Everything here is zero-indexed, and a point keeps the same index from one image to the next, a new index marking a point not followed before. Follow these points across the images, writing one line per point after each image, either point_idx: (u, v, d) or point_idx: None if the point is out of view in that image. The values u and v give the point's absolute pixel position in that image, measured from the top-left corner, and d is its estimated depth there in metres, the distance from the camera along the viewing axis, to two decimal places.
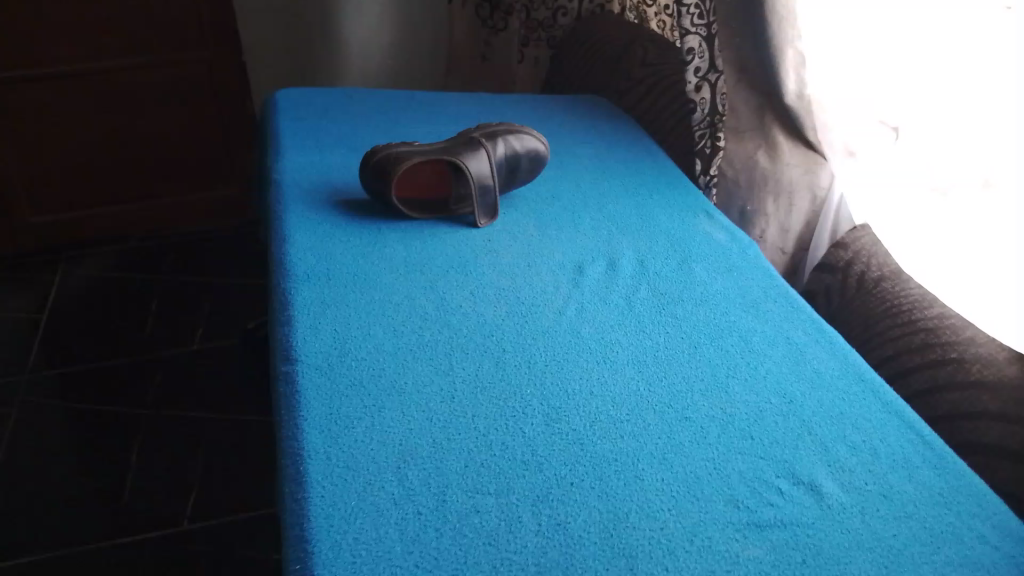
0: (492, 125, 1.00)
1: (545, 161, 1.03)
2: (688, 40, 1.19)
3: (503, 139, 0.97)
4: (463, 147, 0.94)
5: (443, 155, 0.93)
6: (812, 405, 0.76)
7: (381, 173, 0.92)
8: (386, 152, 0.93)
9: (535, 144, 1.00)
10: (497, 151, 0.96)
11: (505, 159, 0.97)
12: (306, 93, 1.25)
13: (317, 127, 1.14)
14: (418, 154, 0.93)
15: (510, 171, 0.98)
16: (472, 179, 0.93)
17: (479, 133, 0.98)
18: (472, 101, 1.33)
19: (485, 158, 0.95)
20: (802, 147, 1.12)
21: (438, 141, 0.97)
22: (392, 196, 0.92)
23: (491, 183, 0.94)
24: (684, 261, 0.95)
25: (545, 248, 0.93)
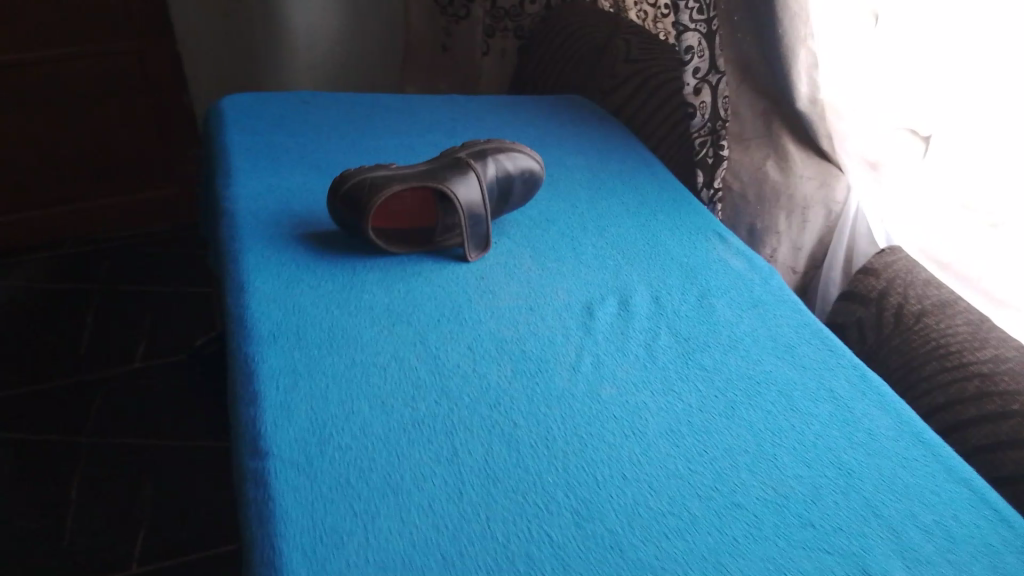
0: (479, 142, 0.87)
1: (540, 181, 0.90)
2: (686, 37, 1.04)
3: (493, 159, 0.84)
4: (449, 171, 0.82)
5: (427, 182, 0.80)
6: (872, 476, 0.65)
7: (355, 204, 0.79)
8: (359, 179, 0.80)
9: (528, 163, 0.88)
10: (487, 173, 0.83)
11: (496, 182, 0.85)
12: (255, 100, 1.10)
13: (272, 140, 0.99)
14: (397, 180, 0.80)
15: (502, 195, 0.86)
16: (461, 208, 0.80)
17: (464, 153, 0.85)
18: (445, 105, 1.19)
19: (475, 183, 0.82)
20: (816, 157, 1.03)
21: (418, 163, 0.84)
22: (368, 230, 0.79)
23: (482, 211, 0.82)
24: (703, 296, 0.83)
25: (548, 286, 0.81)
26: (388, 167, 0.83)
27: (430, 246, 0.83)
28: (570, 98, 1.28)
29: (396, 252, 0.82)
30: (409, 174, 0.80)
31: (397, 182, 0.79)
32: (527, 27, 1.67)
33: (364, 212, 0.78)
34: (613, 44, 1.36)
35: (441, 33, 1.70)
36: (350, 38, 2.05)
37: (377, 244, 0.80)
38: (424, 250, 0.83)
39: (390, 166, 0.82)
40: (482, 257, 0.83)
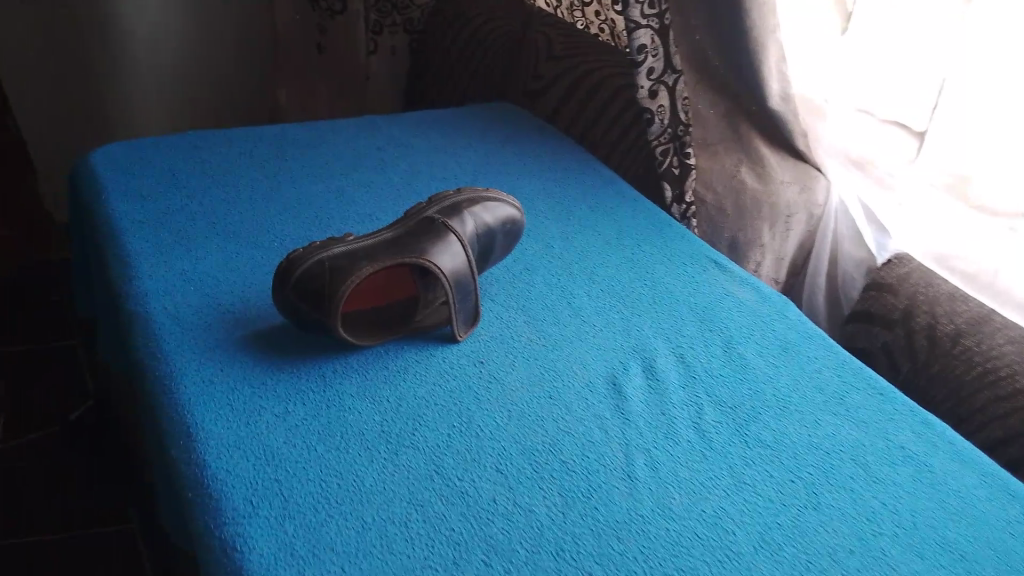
0: (445, 195, 0.72)
1: (520, 229, 0.76)
2: (638, 36, 0.91)
3: (469, 214, 0.70)
4: (425, 238, 0.66)
5: (404, 257, 0.64)
6: (988, 557, 0.56)
7: (317, 296, 0.62)
8: (317, 263, 0.63)
9: (506, 211, 0.74)
10: (466, 231, 0.69)
11: (476, 240, 0.70)
12: (133, 148, 0.89)
13: (170, 204, 0.80)
14: (367, 260, 0.63)
15: (483, 254, 0.71)
16: (448, 283, 0.65)
17: (435, 211, 0.70)
18: (362, 128, 1.02)
19: (459, 249, 0.67)
20: (793, 160, 0.94)
21: (381, 231, 0.68)
22: (337, 324, 0.63)
23: (469, 279, 0.67)
24: (728, 344, 0.72)
25: (560, 360, 0.67)
26: (346, 242, 0.66)
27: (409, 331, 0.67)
28: (498, 106, 1.13)
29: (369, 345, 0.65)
30: (379, 250, 0.64)
31: (368, 262, 0.63)
32: (418, 20, 1.48)
33: (333, 306, 0.62)
34: (528, 38, 1.21)
35: (316, 30, 1.50)
36: (199, 34, 1.68)
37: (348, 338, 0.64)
38: (402, 335, 0.67)
39: (350, 239, 0.66)
40: (474, 335, 0.69)
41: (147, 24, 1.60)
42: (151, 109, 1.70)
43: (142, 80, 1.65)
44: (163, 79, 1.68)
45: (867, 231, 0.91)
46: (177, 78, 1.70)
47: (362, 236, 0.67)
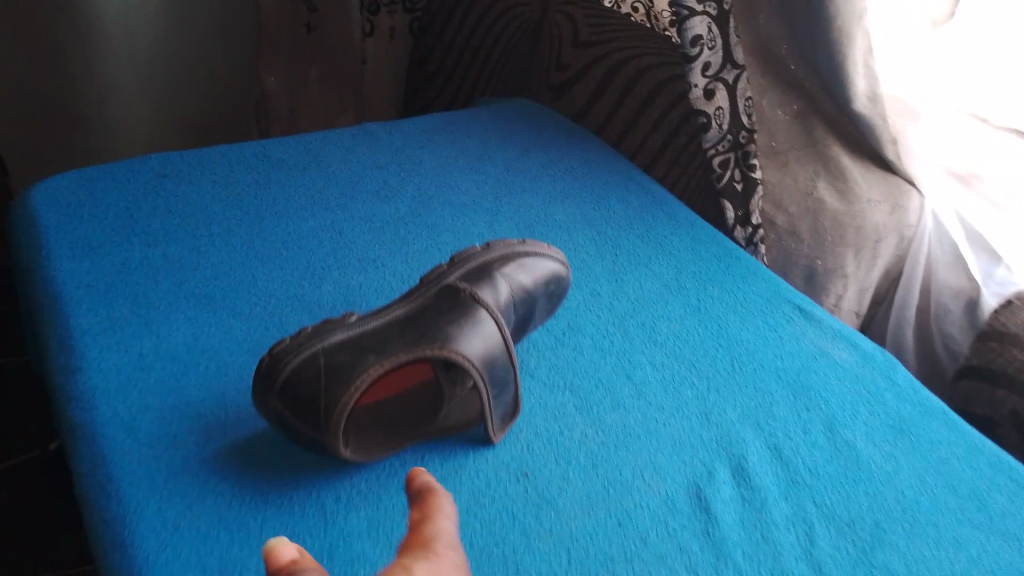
0: (469, 252, 0.57)
1: (565, 285, 0.61)
2: (691, 25, 0.74)
3: (501, 278, 0.55)
4: (449, 317, 0.51)
5: (426, 348, 0.48)
6: None
7: (314, 405, 0.47)
8: (312, 359, 0.48)
9: (546, 266, 0.59)
10: (498, 300, 0.54)
11: (512, 309, 0.55)
12: (81, 180, 0.73)
13: (125, 258, 0.64)
14: (377, 352, 0.48)
15: (519, 325, 0.56)
16: (481, 378, 0.50)
17: (458, 277, 0.55)
18: (360, 139, 0.86)
19: (493, 328, 0.52)
20: (879, 171, 0.79)
21: (391, 307, 0.53)
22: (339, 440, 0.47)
23: (508, 364, 0.52)
24: (831, 428, 0.57)
25: (626, 467, 0.52)
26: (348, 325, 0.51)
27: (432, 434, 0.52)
28: (517, 103, 0.97)
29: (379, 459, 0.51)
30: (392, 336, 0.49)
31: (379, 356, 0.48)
32: None
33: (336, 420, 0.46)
34: (549, 21, 1.05)
35: (304, 7, 1.33)
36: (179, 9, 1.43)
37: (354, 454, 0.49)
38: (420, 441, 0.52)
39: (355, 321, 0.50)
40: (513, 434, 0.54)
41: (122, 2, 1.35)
42: (130, 93, 1.46)
43: (117, 62, 1.41)
44: (141, 63, 1.44)
45: (972, 256, 0.74)
46: (158, 61, 1.46)
47: (368, 315, 0.52)
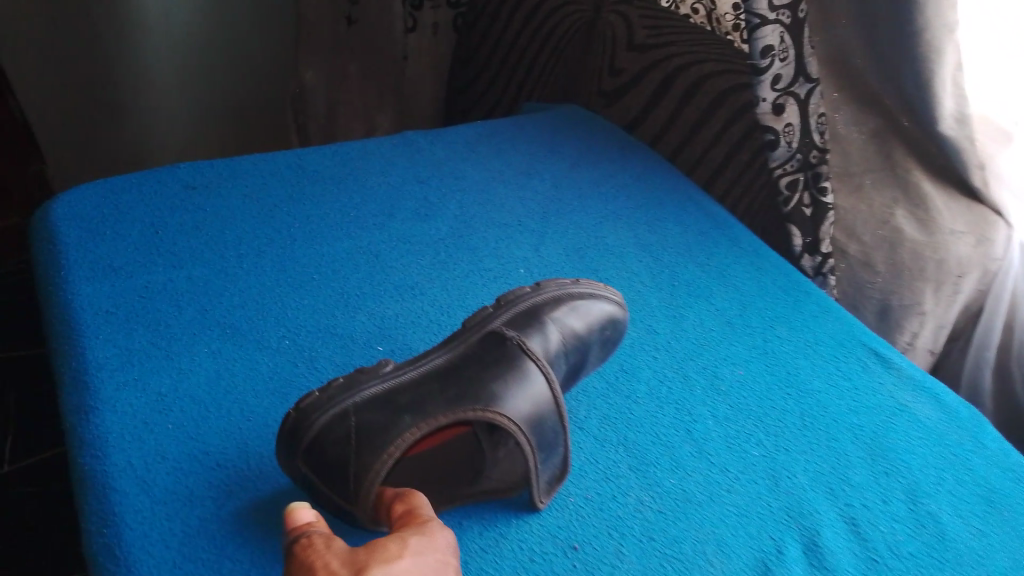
0: (517, 293, 0.52)
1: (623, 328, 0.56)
2: (763, 34, 0.69)
3: (550, 325, 0.50)
4: (494, 372, 0.46)
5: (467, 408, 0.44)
6: None
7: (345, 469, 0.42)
8: (343, 417, 0.44)
9: (600, 310, 0.54)
10: (547, 350, 0.49)
11: (562, 359, 0.50)
12: (106, 193, 0.70)
13: (148, 282, 0.61)
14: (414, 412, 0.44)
15: (570, 376, 0.51)
16: (527, 442, 0.44)
17: (504, 324, 0.50)
18: (400, 148, 0.81)
19: (543, 384, 0.47)
20: (963, 199, 0.73)
21: (430, 356, 0.48)
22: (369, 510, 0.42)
23: (559, 424, 0.47)
24: (912, 497, 0.51)
25: (685, 542, 0.47)
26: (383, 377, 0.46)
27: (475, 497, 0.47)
28: (566, 110, 0.92)
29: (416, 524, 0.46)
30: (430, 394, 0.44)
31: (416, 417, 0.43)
32: None
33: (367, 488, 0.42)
34: (601, 22, 0.99)
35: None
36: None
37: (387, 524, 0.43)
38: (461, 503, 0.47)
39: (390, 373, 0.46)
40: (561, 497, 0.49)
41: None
42: (167, 82, 1.41)
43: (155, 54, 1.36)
44: (180, 56, 1.39)
45: None
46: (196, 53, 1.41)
47: (405, 366, 0.47)
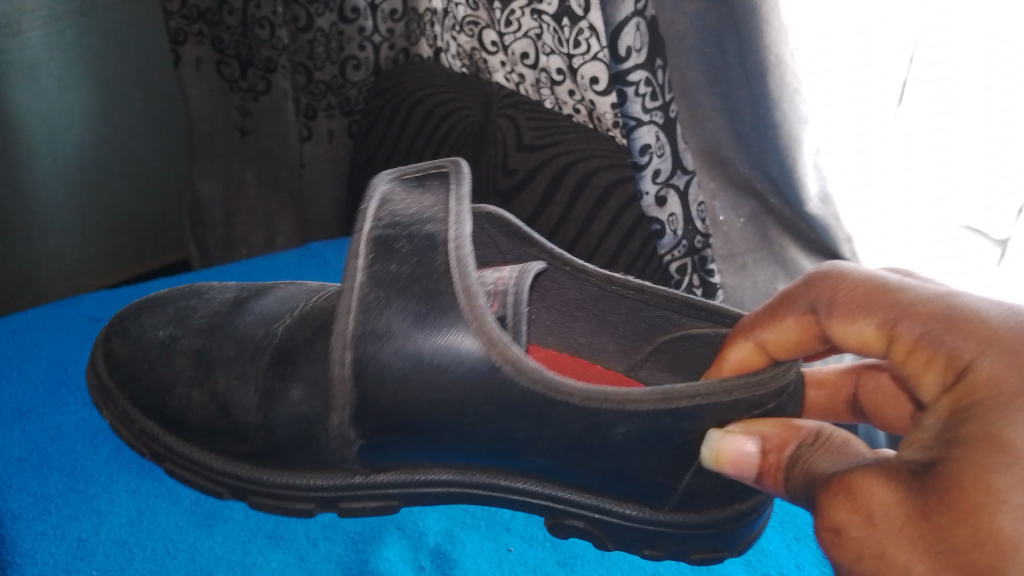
0: (368, 271, 0.47)
1: (394, 180, 0.53)
2: (640, 134, 0.76)
3: (398, 233, 0.49)
4: (281, 370, 0.52)
5: (356, 256, 0.47)
6: None
7: (743, 407, 0.47)
8: (648, 403, 0.46)
9: (409, 198, 0.51)
10: (417, 229, 0.49)
11: (415, 205, 0.51)
12: (11, 333, 0.70)
13: (61, 423, 0.61)
14: (432, 263, 0.48)
15: (422, 185, 0.53)
16: (453, 200, 0.50)
17: (385, 259, 0.48)
18: (305, 262, 0.84)
19: (409, 210, 0.50)
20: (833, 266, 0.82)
21: (333, 477, 0.53)
22: (790, 338, 0.47)
23: (444, 197, 0.51)
24: None
25: None
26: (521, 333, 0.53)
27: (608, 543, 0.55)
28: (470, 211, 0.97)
29: (662, 550, 0.54)
30: (393, 278, 0.48)
31: (412, 268, 0.48)
32: (356, 99, 1.27)
33: (785, 406, 0.48)
34: (491, 124, 1.03)
35: (237, 113, 1.30)
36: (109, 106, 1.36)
37: (747, 500, 0.52)
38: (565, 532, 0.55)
39: (471, 353, 0.47)
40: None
41: (47, 106, 1.27)
42: (59, 208, 1.37)
43: (46, 181, 1.33)
44: (70, 182, 1.36)
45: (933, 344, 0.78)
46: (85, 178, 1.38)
47: (388, 469, 0.53)
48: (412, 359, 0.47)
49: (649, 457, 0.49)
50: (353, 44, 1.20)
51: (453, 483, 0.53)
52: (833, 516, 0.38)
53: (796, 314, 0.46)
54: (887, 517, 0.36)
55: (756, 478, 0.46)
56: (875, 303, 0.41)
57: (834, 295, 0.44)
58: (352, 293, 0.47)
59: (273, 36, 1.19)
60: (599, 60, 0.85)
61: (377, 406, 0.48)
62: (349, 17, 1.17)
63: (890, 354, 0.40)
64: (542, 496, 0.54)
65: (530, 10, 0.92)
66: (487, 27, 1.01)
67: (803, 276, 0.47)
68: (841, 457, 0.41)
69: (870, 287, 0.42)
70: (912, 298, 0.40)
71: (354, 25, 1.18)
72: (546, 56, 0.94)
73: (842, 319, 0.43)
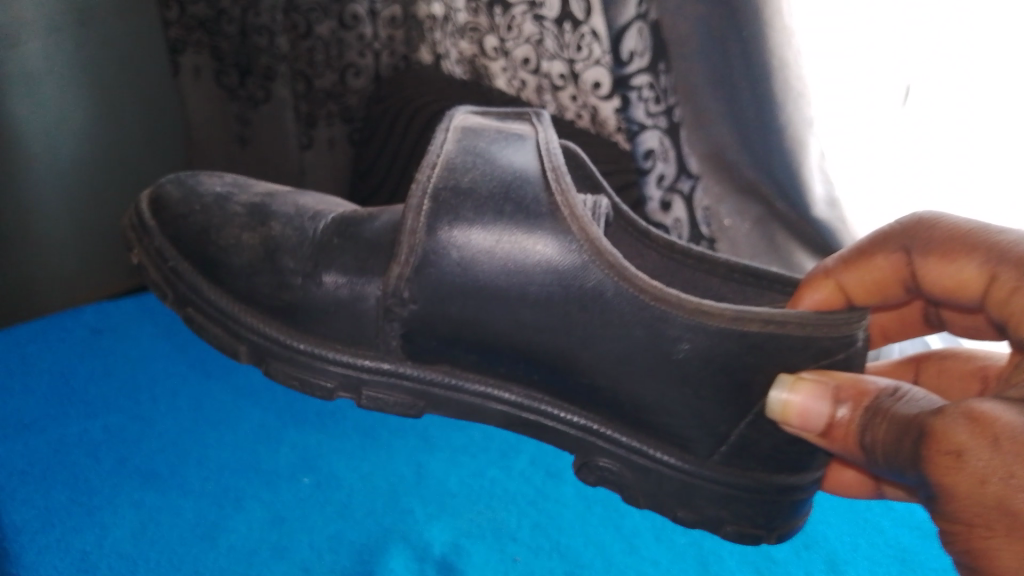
0: (448, 173, 0.52)
1: (481, 114, 0.59)
2: (643, 139, 0.81)
3: (476, 148, 0.54)
4: (327, 250, 0.57)
5: (432, 160, 0.53)
6: None
7: (812, 354, 0.49)
8: (720, 320, 0.49)
9: (496, 128, 0.57)
10: (499, 150, 0.54)
11: (497, 131, 0.56)
12: (11, 344, 0.70)
13: (63, 436, 0.61)
14: (520, 153, 0.54)
15: (512, 121, 0.58)
16: (536, 135, 0.56)
17: (461, 166, 0.53)
18: None
19: (491, 134, 0.56)
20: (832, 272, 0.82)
21: (370, 359, 0.57)
22: (876, 275, 0.56)
23: (532, 131, 0.56)
24: (833, 563, 0.60)
25: None
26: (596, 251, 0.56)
27: (643, 500, 0.57)
28: None
29: (699, 513, 0.56)
30: (479, 152, 0.54)
31: (494, 178, 0.52)
32: (355, 107, 1.27)
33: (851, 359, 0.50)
34: None
35: (235, 122, 1.30)
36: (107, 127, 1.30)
37: (797, 474, 0.55)
38: (597, 481, 0.58)
39: (548, 220, 0.51)
40: (890, 328, 0.64)
41: None
42: None
43: None
44: None
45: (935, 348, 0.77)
46: None
47: (424, 366, 0.57)
48: (486, 220, 0.51)
49: (707, 392, 0.52)
50: (352, 50, 1.21)
51: (513, 406, 0.57)
52: (948, 439, 0.39)
53: (889, 253, 0.54)
54: (1014, 438, 0.36)
55: (822, 435, 0.48)
56: (976, 247, 0.49)
57: (929, 238, 0.52)
58: (428, 189, 0.52)
59: (272, 44, 1.18)
60: (601, 65, 0.85)
61: (431, 326, 0.54)
62: (349, 24, 1.18)
63: (988, 291, 0.48)
64: (585, 428, 0.57)
65: (531, 15, 0.92)
66: (488, 34, 1.01)
67: (892, 221, 0.55)
68: (926, 404, 0.43)
69: (966, 232, 0.50)
70: (1013, 242, 0.47)
71: (353, 32, 1.19)
72: (547, 61, 0.94)
73: (941, 258, 0.51)
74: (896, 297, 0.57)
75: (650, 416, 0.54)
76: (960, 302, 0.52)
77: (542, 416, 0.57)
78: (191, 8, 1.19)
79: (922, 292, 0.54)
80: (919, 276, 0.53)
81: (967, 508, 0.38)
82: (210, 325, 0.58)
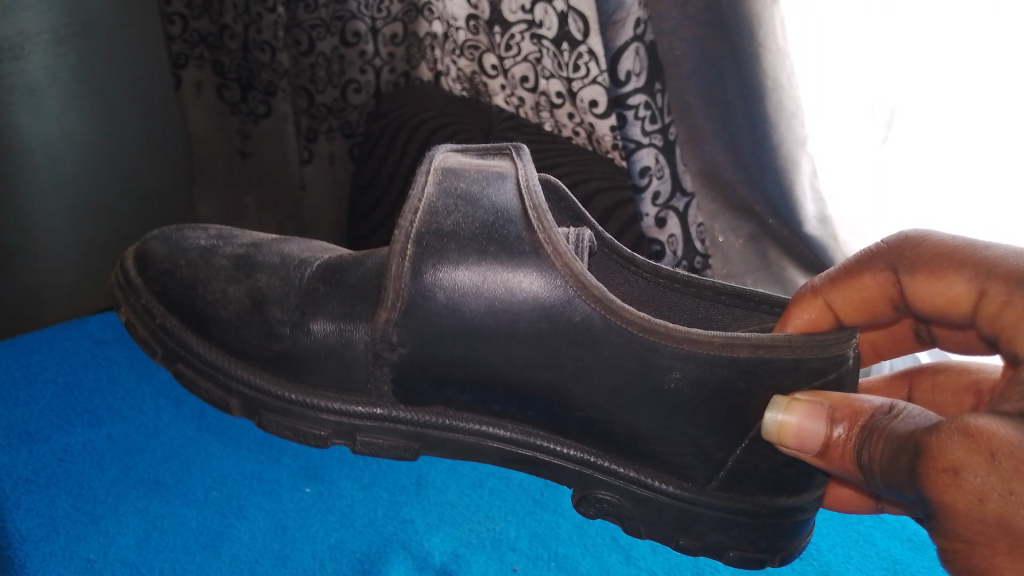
0: (430, 217, 0.51)
1: (454, 149, 0.57)
2: (638, 155, 0.80)
3: (453, 189, 0.52)
4: (314, 296, 0.54)
5: (410, 205, 0.51)
6: None
7: (803, 375, 0.50)
8: (709, 347, 0.49)
9: (474, 166, 0.54)
10: (480, 191, 0.52)
11: (475, 169, 0.54)
12: (15, 355, 0.71)
13: (67, 445, 0.62)
14: (501, 193, 0.52)
15: (488, 155, 0.56)
16: (517, 172, 0.53)
17: (441, 211, 0.51)
18: None
19: (469, 172, 0.53)
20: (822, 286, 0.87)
21: (360, 402, 0.54)
22: (864, 293, 0.56)
23: (510, 168, 0.54)
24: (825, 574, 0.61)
25: None
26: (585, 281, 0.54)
27: (641, 527, 0.56)
28: None
29: (700, 539, 0.55)
30: (460, 194, 0.52)
31: (478, 220, 0.51)
32: (356, 122, 1.28)
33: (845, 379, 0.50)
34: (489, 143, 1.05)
35: (236, 136, 1.32)
36: (111, 141, 1.27)
37: (791, 493, 0.54)
38: (594, 512, 0.56)
39: (533, 258, 0.50)
40: (880, 345, 0.64)
41: None
42: None
43: None
44: None
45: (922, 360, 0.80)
46: None
47: (417, 409, 0.54)
48: (471, 262, 0.50)
49: (701, 418, 0.51)
50: (354, 67, 1.22)
51: (510, 444, 0.55)
52: (947, 455, 0.39)
53: (876, 271, 0.55)
54: (1012, 454, 0.37)
55: (819, 455, 0.48)
56: (964, 262, 0.50)
57: (915, 254, 0.53)
58: (410, 231, 0.50)
59: (274, 60, 1.20)
60: (598, 83, 0.84)
61: (424, 369, 0.51)
62: (350, 41, 1.19)
63: (980, 306, 0.49)
64: (577, 461, 0.55)
65: (529, 34, 0.93)
66: (487, 52, 1.03)
67: (878, 240, 0.55)
68: (920, 420, 0.44)
69: (953, 247, 0.51)
70: (1003, 257, 0.48)
71: (355, 49, 1.20)
72: (545, 80, 0.96)
73: (929, 272, 0.52)
74: (885, 316, 0.57)
75: (645, 443, 0.53)
76: (950, 317, 0.52)
77: (538, 454, 0.55)
78: (193, 24, 1.23)
79: (912, 308, 0.54)
80: (909, 292, 0.53)
81: (967, 525, 0.39)
82: (198, 379, 0.55)
